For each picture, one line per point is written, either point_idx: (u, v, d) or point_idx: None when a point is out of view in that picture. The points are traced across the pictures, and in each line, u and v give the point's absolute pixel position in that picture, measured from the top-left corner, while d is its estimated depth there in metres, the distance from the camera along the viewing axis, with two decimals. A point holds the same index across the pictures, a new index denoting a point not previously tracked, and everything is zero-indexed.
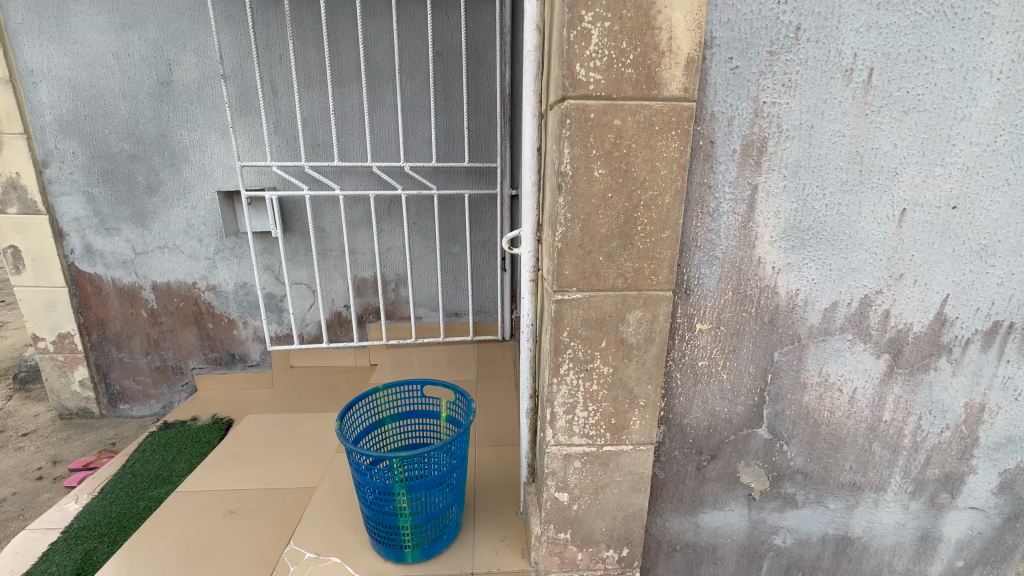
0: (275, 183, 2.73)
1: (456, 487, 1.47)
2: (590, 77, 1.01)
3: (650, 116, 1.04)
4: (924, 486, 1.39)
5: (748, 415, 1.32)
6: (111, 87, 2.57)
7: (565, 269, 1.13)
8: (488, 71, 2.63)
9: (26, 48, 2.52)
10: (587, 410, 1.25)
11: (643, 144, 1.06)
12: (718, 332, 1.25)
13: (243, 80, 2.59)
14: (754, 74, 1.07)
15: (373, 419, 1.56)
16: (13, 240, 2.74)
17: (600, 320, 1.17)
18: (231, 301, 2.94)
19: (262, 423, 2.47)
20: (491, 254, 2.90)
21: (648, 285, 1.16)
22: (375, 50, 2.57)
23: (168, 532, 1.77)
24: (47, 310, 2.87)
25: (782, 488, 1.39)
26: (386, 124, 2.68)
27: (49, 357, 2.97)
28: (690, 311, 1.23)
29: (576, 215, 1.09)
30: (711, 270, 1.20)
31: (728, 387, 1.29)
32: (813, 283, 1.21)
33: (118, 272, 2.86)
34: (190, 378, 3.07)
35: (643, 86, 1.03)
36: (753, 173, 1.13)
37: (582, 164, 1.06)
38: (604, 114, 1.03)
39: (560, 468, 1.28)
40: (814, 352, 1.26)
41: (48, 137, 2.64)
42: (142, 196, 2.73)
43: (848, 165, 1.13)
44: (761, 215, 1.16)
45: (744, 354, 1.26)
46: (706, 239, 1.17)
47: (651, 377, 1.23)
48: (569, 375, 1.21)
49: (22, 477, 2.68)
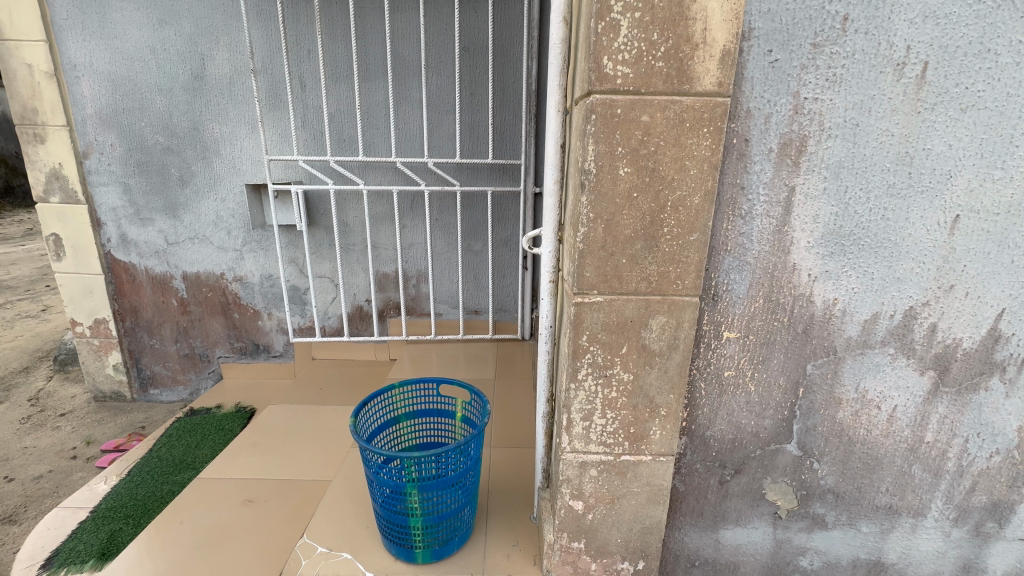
0: (301, 177, 2.76)
1: (469, 489, 1.45)
2: (618, 70, 0.97)
3: (681, 113, 0.99)
4: (968, 513, 1.29)
5: (777, 430, 1.25)
6: (147, 81, 2.64)
7: (586, 271, 1.09)
8: (515, 66, 2.58)
9: (70, 43, 2.61)
10: (605, 417, 1.20)
11: (673, 142, 1.00)
12: (747, 341, 1.18)
13: (273, 75, 2.62)
14: (794, 68, 1.00)
15: (389, 417, 1.55)
16: (55, 228, 2.86)
17: (621, 324, 1.13)
18: (257, 292, 3.00)
19: (281, 413, 2.50)
20: (513, 252, 2.87)
21: (674, 290, 1.10)
22: (402, 45, 2.57)
23: (188, 518, 1.81)
24: (84, 296, 2.98)
25: (811, 507, 1.31)
26: (411, 120, 2.68)
27: (86, 341, 3.09)
28: (717, 318, 1.17)
29: (599, 215, 1.05)
30: (741, 275, 1.13)
31: (756, 400, 1.22)
32: (852, 293, 1.13)
33: (151, 262, 2.95)
34: (216, 366, 3.15)
35: (674, 80, 0.97)
36: (790, 174, 1.06)
37: (606, 162, 1.01)
38: (632, 109, 0.99)
39: (575, 476, 1.25)
40: (851, 366, 1.18)
41: (88, 129, 2.73)
42: (175, 187, 2.81)
43: (896, 167, 1.05)
44: (798, 219, 1.09)
45: (775, 366, 1.19)
46: (737, 243, 1.11)
47: (673, 386, 1.18)
48: (587, 381, 1.17)
49: (58, 455, 2.79)
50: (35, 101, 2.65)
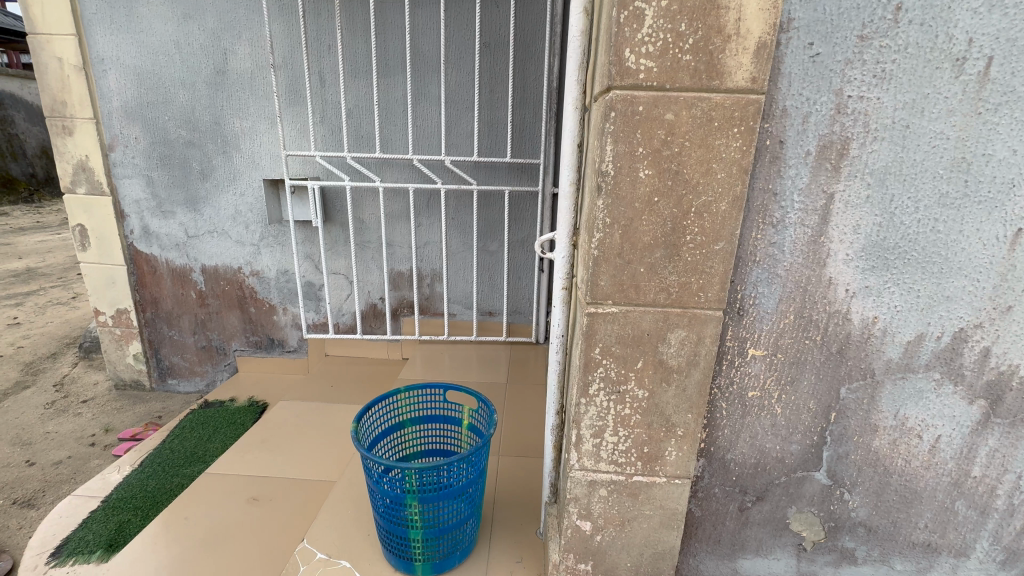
0: (318, 173, 2.74)
1: (474, 501, 1.40)
2: (640, 64, 0.90)
3: (708, 111, 0.91)
4: (1018, 557, 1.17)
5: (804, 456, 1.15)
6: (171, 75, 2.66)
7: (600, 280, 1.03)
8: (536, 63, 2.52)
9: (98, 37, 2.65)
10: (617, 434, 1.14)
11: (699, 142, 0.93)
12: (775, 360, 1.09)
13: (292, 70, 2.61)
14: (838, 63, 0.90)
15: (393, 422, 1.51)
16: (81, 219, 2.92)
17: (637, 337, 1.06)
18: (273, 287, 3.01)
19: (292, 410, 2.50)
20: (529, 253, 2.81)
21: (695, 303, 1.03)
22: (422, 40, 2.53)
23: (194, 513, 1.81)
24: (107, 286, 3.04)
25: (840, 541, 1.21)
26: (430, 117, 2.64)
27: (108, 330, 3.15)
28: (742, 334, 1.07)
29: (616, 220, 0.99)
30: (771, 289, 1.04)
31: (782, 423, 1.13)
32: (895, 312, 1.03)
33: (171, 254, 2.99)
34: (232, 359, 3.18)
35: (702, 75, 0.89)
36: (830, 180, 0.96)
37: (625, 163, 0.95)
38: (655, 106, 0.91)
39: (584, 495, 1.19)
40: (890, 392, 1.08)
41: (114, 122, 2.77)
42: (196, 181, 2.83)
43: (950, 174, 0.94)
44: (836, 229, 0.99)
45: (805, 388, 1.10)
46: (767, 253, 1.01)
47: (692, 406, 1.10)
48: (599, 396, 1.12)
49: (76, 442, 2.84)
50: (65, 94, 2.71)
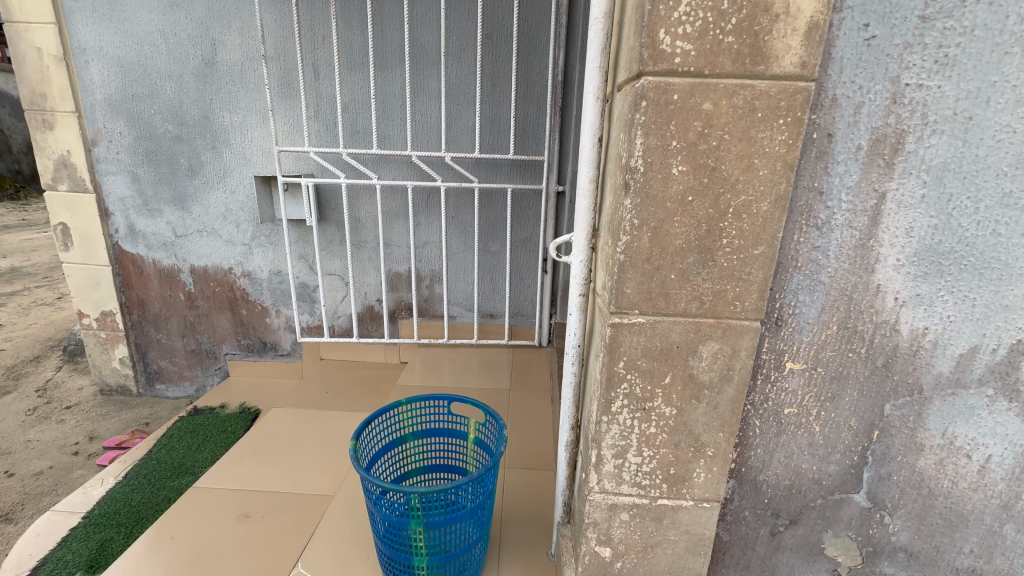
0: (312, 170, 2.63)
1: (483, 523, 1.30)
2: (677, 47, 0.80)
3: (752, 99, 0.81)
4: None
5: (843, 477, 1.07)
6: (157, 67, 2.54)
7: (626, 287, 0.94)
8: (541, 55, 2.42)
9: (80, 26, 2.51)
10: (641, 455, 1.05)
11: (740, 135, 0.83)
12: (814, 374, 1.00)
13: (285, 62, 2.50)
14: (895, 47, 0.81)
15: (395, 436, 1.41)
16: (63, 217, 2.79)
17: (665, 350, 0.97)
18: (265, 288, 2.89)
19: (286, 417, 2.39)
20: (532, 253, 2.72)
21: (730, 313, 0.94)
22: (420, 31, 2.41)
23: (180, 533, 1.69)
24: (91, 287, 2.91)
25: (878, 566, 1.12)
26: (429, 111, 2.53)
27: (93, 333, 3.03)
28: (779, 347, 0.98)
29: (645, 221, 0.89)
30: (812, 297, 0.95)
31: (820, 442, 1.04)
32: (948, 322, 0.94)
33: (158, 254, 2.86)
34: (222, 363, 3.06)
35: (746, 60, 0.80)
36: (881, 178, 0.87)
37: (656, 158, 0.85)
38: (691, 95, 0.82)
39: (604, 519, 1.10)
40: (939, 409, 1.00)
41: (97, 116, 2.64)
42: (184, 178, 2.70)
43: (1016, 171, 0.85)
44: (886, 232, 0.90)
45: (846, 405, 1.01)
46: (809, 258, 0.92)
47: (724, 424, 1.01)
48: (622, 414, 1.02)
49: (59, 451, 2.72)
50: (44, 86, 2.57)
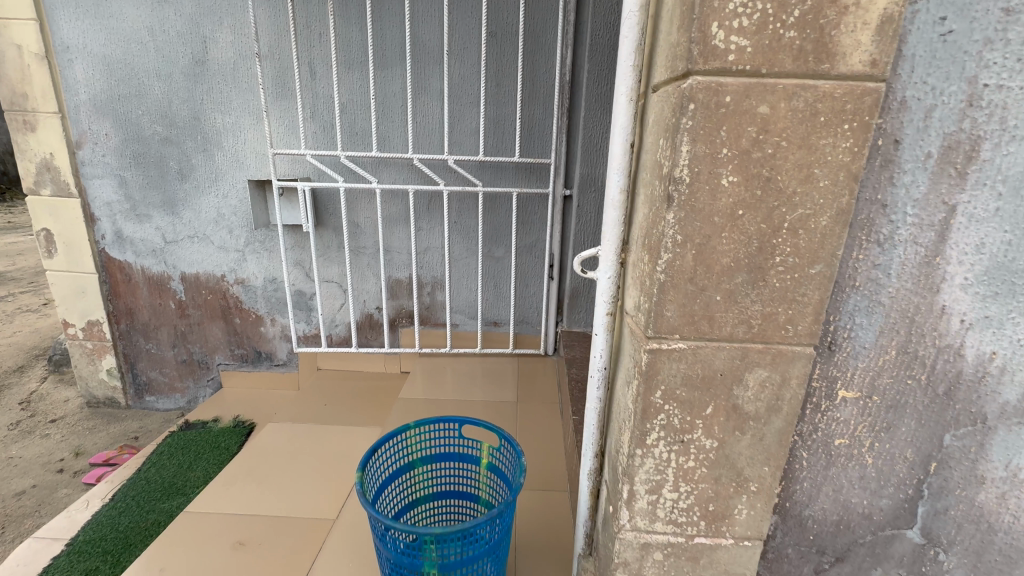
0: (309, 173, 2.52)
1: (500, 558, 1.20)
2: (731, 43, 0.71)
3: (814, 102, 0.72)
4: None
5: (895, 512, 0.98)
6: (145, 65, 2.42)
7: (667, 310, 0.84)
8: (547, 54, 2.33)
9: (62, 22, 2.39)
10: (677, 490, 0.96)
11: (799, 142, 0.74)
12: (867, 403, 0.91)
13: (280, 61, 2.39)
14: (974, 43, 0.72)
15: (402, 463, 1.31)
16: (46, 223, 2.66)
17: (707, 378, 0.88)
18: (260, 296, 2.78)
19: (283, 433, 2.27)
20: (537, 259, 2.63)
21: (781, 338, 0.85)
22: (422, 28, 2.31)
23: (170, 564, 1.58)
24: (77, 296, 2.78)
25: None
26: (431, 112, 2.43)
27: (79, 344, 2.90)
28: (831, 373, 0.90)
29: (690, 237, 0.80)
30: (870, 320, 0.86)
31: (872, 475, 0.96)
32: (1018, 346, 0.84)
33: (147, 261, 2.74)
34: (215, 374, 2.94)
35: (809, 58, 0.70)
36: (952, 189, 0.78)
37: (704, 168, 0.76)
38: (746, 96, 0.73)
39: (635, 559, 1.01)
40: (1003, 439, 0.90)
41: (82, 117, 2.52)
42: (173, 181, 2.58)
43: None
44: (954, 248, 0.81)
45: (901, 435, 0.93)
46: (868, 278, 0.84)
47: (769, 458, 0.92)
48: (658, 447, 0.93)
49: (43, 468, 2.59)
50: (25, 86, 2.45)
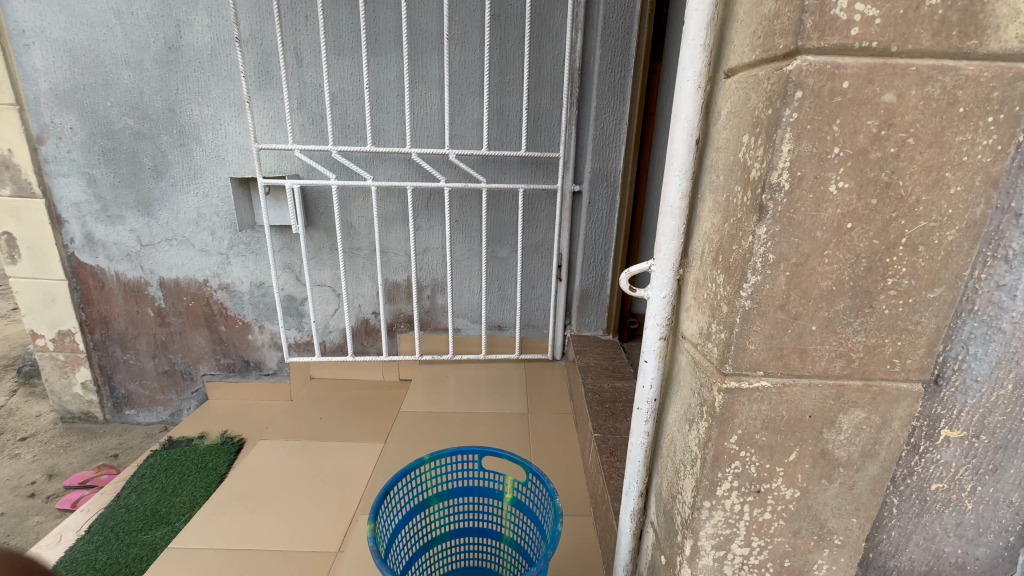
0: (298, 170, 2.32)
1: None
2: (856, 10, 0.55)
3: (954, 88, 0.58)
4: None
5: (992, 561, 0.86)
6: (112, 51, 2.19)
7: (750, 343, 0.70)
8: (556, 38, 2.15)
9: (17, 3, 2.14)
10: (749, 546, 0.82)
11: (931, 138, 0.60)
12: (974, 442, 0.78)
13: (262, 46, 2.18)
14: None
15: (417, 503, 1.15)
16: (8, 226, 2.43)
17: (792, 421, 0.74)
18: (247, 302, 2.58)
19: (276, 451, 2.10)
20: (545, 259, 2.47)
21: (885, 374, 0.71)
22: (419, 11, 2.12)
23: None
24: (45, 304, 2.56)
25: None
26: (429, 102, 2.25)
27: (50, 356, 2.69)
28: (934, 410, 0.77)
29: (785, 256, 0.65)
30: (986, 350, 0.73)
31: (970, 522, 0.83)
32: None
33: (122, 265, 2.52)
34: (200, 385, 2.75)
35: (954, 32, 0.56)
36: None
37: (810, 170, 0.61)
38: (868, 81, 0.58)
39: None
40: None
41: (42, 109, 2.28)
42: (147, 179, 2.36)
43: None
44: None
45: (1010, 479, 0.79)
46: (990, 301, 0.70)
47: (859, 507, 0.79)
48: (729, 499, 0.79)
49: (13, 493, 2.38)
50: None
